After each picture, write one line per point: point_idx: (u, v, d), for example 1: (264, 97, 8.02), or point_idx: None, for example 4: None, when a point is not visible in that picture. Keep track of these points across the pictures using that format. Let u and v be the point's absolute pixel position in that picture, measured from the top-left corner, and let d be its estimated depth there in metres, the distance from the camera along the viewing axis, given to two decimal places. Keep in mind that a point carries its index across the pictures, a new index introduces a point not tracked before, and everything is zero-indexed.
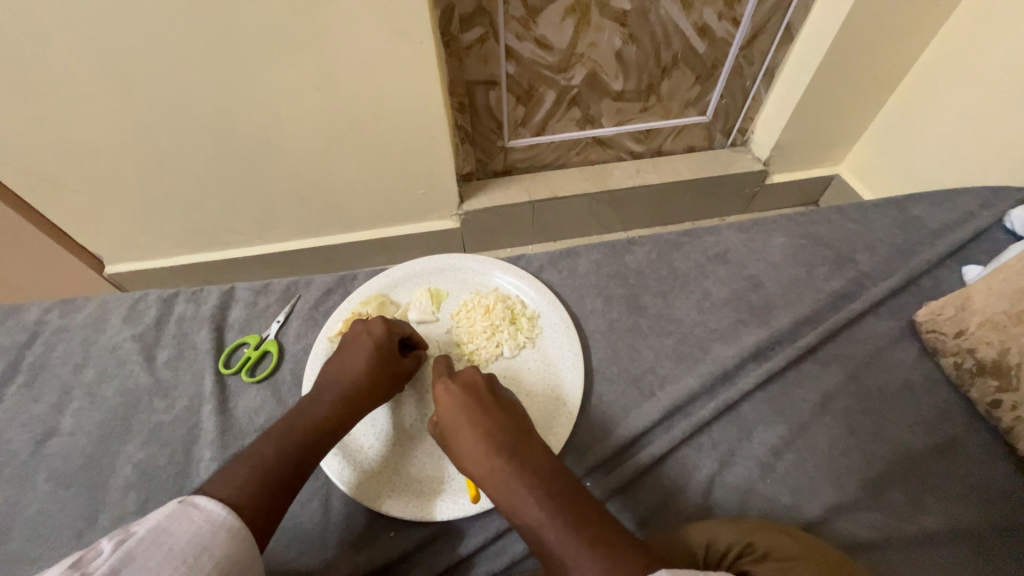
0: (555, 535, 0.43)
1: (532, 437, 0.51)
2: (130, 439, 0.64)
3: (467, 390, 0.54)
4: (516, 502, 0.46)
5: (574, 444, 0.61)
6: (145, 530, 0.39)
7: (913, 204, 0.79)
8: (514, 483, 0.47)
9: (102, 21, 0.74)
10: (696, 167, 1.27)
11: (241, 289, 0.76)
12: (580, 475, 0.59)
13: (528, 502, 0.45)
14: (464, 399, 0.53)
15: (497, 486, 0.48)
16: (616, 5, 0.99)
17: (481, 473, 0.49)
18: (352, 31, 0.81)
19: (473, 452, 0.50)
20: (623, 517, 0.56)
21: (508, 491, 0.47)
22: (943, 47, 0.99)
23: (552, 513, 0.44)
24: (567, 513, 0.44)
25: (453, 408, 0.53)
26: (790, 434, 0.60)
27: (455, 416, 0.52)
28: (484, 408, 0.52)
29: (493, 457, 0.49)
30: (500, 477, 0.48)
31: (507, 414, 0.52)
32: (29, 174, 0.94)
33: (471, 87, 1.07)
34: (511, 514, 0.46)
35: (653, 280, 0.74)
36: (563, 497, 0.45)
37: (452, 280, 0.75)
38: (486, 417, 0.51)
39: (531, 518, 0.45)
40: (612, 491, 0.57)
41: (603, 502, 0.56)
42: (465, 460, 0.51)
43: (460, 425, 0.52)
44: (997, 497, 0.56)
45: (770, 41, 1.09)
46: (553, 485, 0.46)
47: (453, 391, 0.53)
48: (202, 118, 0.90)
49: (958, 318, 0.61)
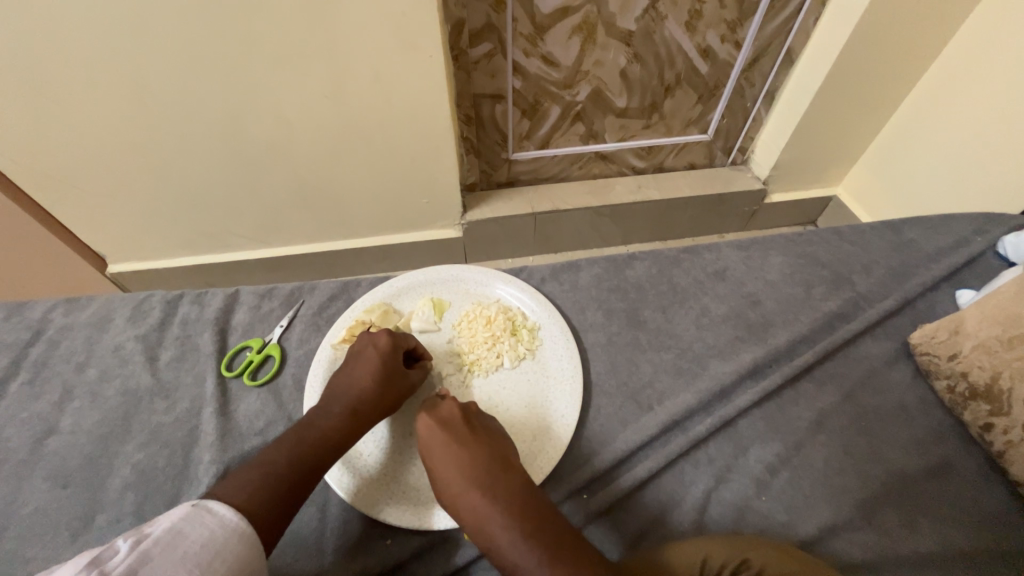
0: (533, 574, 0.45)
1: (510, 468, 0.52)
2: (130, 440, 0.64)
3: (445, 423, 0.54)
4: (493, 539, 0.47)
5: (557, 466, 0.61)
6: (161, 531, 0.40)
7: (909, 227, 0.80)
8: (491, 521, 0.48)
9: (122, 28, 0.76)
10: (697, 184, 1.28)
11: (247, 293, 0.77)
12: (559, 499, 0.59)
13: (506, 540, 0.47)
14: (442, 435, 0.53)
15: (477, 524, 0.49)
16: (622, 25, 1.01)
17: (460, 508, 0.50)
18: (364, 44, 0.83)
19: (451, 487, 0.51)
20: (602, 543, 0.56)
21: (487, 529, 0.48)
22: (940, 75, 1.02)
23: (528, 553, 0.46)
24: (544, 552, 0.45)
25: (431, 445, 0.53)
26: (785, 451, 0.61)
27: (434, 452, 0.53)
28: (462, 444, 0.53)
29: (470, 493, 0.50)
30: (478, 514, 0.49)
31: (484, 446, 0.53)
32: (39, 172, 0.95)
33: (478, 100, 1.08)
34: (493, 553, 0.47)
35: (652, 295, 0.75)
36: (540, 533, 0.47)
37: (455, 290, 0.76)
38: (463, 452, 0.52)
39: (508, 556, 0.46)
40: (592, 516, 0.57)
41: (581, 529, 0.56)
42: (444, 495, 0.52)
43: (439, 463, 0.52)
44: (986, 519, 0.57)
45: (771, 64, 1.11)
46: (529, 521, 0.47)
47: (432, 426, 0.54)
48: (214, 122, 0.91)
49: (951, 341, 0.62)
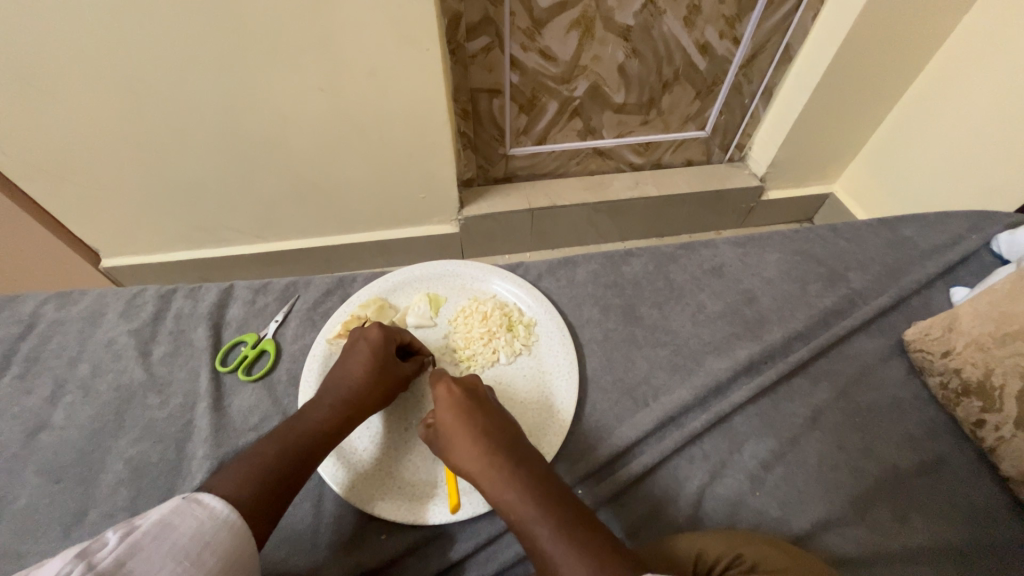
0: (548, 536, 0.44)
1: (525, 442, 0.52)
2: (123, 435, 0.64)
3: (466, 391, 0.54)
4: (509, 503, 0.47)
5: (565, 452, 0.62)
6: (150, 523, 0.39)
7: (905, 225, 0.80)
8: (509, 482, 0.48)
9: (114, 20, 0.75)
10: (694, 181, 1.28)
11: (241, 287, 0.77)
12: (572, 483, 0.59)
13: (524, 503, 0.46)
14: (463, 400, 0.53)
15: (491, 485, 0.48)
16: (621, 20, 1.01)
17: (474, 471, 0.50)
18: (359, 37, 0.83)
19: (468, 450, 0.50)
20: (613, 526, 0.57)
21: (503, 489, 0.47)
22: (937, 72, 1.02)
23: (545, 515, 0.45)
24: (560, 516, 0.45)
25: (451, 409, 0.53)
26: (780, 447, 0.61)
27: (452, 415, 0.53)
28: (481, 411, 0.53)
29: (488, 455, 0.49)
30: (493, 475, 0.48)
31: (501, 418, 0.53)
32: (30, 166, 0.94)
33: (475, 94, 1.08)
34: (506, 514, 0.47)
35: (648, 291, 0.75)
36: (557, 499, 0.46)
37: (451, 285, 0.76)
38: (483, 419, 0.52)
39: (524, 515, 0.46)
40: (603, 500, 0.58)
41: (594, 510, 0.57)
42: (458, 460, 0.51)
43: (457, 426, 0.52)
44: (978, 515, 0.57)
45: (769, 61, 1.11)
46: (546, 488, 0.47)
47: (452, 392, 0.54)
48: (208, 116, 0.91)
49: (945, 338, 0.62)
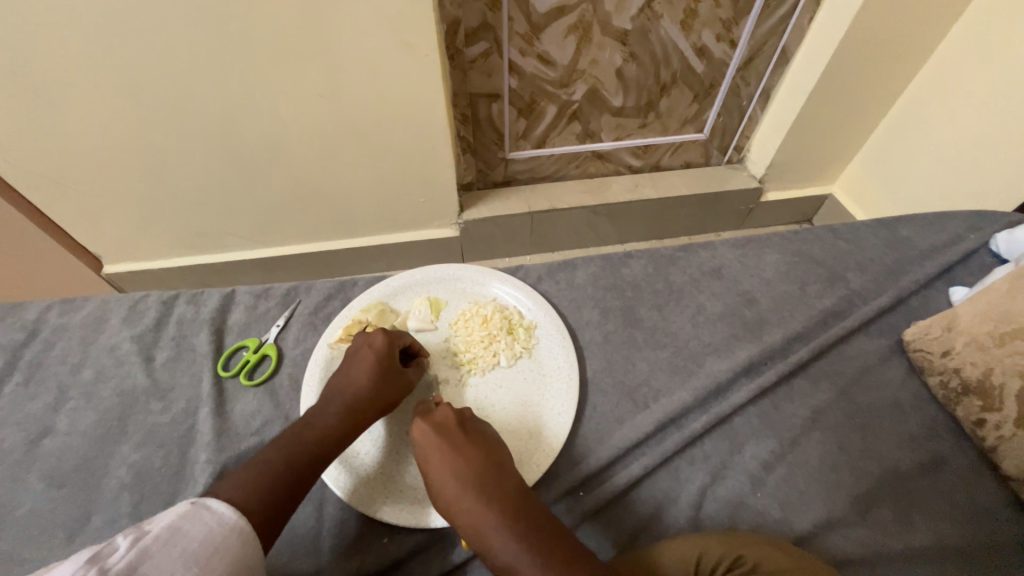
0: (528, 572, 0.45)
1: (503, 472, 0.51)
2: (126, 440, 0.64)
3: (440, 429, 0.54)
4: (487, 542, 0.47)
5: (550, 470, 0.61)
6: (159, 529, 0.40)
7: (904, 225, 0.81)
8: (485, 523, 0.47)
9: (117, 29, 0.76)
10: (693, 183, 1.29)
11: (242, 292, 0.77)
12: (552, 500, 0.58)
13: (502, 541, 0.46)
14: (437, 439, 0.53)
15: (470, 527, 0.48)
16: (618, 24, 1.01)
17: (453, 511, 0.50)
18: (359, 44, 0.83)
19: (445, 490, 0.50)
20: (594, 544, 0.56)
21: (481, 531, 0.48)
22: (934, 73, 1.02)
23: (524, 552, 0.45)
24: (538, 553, 0.45)
25: (426, 450, 0.53)
26: (780, 448, 0.61)
27: (427, 456, 0.52)
28: (455, 447, 0.52)
29: (463, 496, 0.49)
30: (471, 516, 0.48)
31: (479, 448, 0.53)
32: (33, 173, 0.95)
33: (474, 99, 1.08)
34: (487, 555, 0.47)
35: (648, 293, 0.76)
36: (533, 536, 0.46)
37: (451, 289, 0.77)
38: (458, 456, 0.52)
39: (502, 558, 0.46)
40: (586, 515, 0.57)
41: (574, 528, 0.56)
42: (438, 497, 0.51)
43: (433, 467, 0.52)
44: (979, 515, 0.57)
45: (766, 63, 1.12)
46: (522, 524, 0.47)
47: (425, 431, 0.54)
48: (209, 122, 0.91)
49: (944, 338, 0.63)
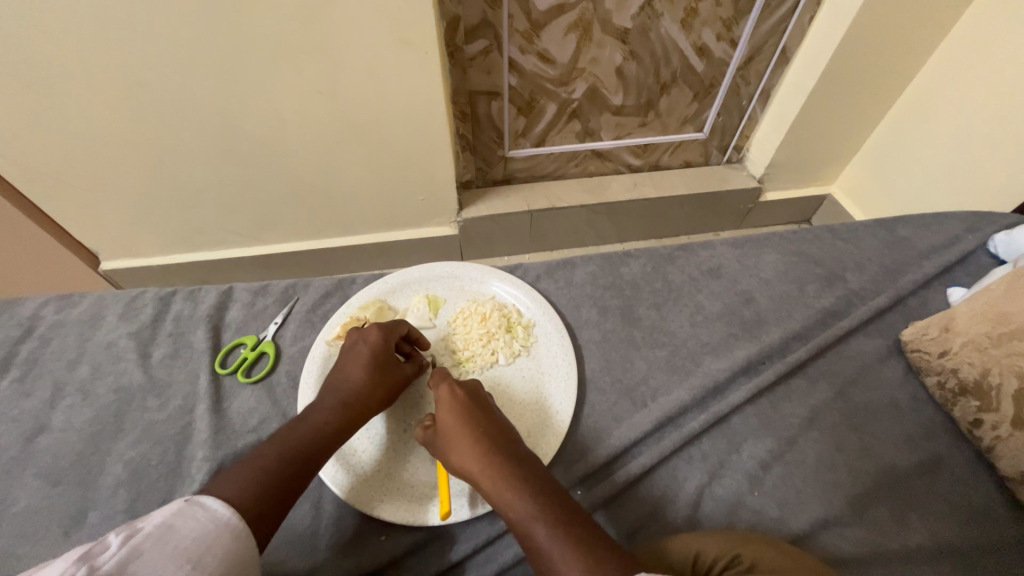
0: (543, 526, 0.45)
1: (522, 443, 0.53)
2: (122, 437, 0.64)
3: (468, 395, 0.55)
4: (506, 496, 0.47)
5: (564, 456, 0.62)
6: (152, 527, 0.40)
7: (902, 225, 0.81)
8: (507, 478, 0.48)
9: (114, 24, 0.76)
10: (692, 182, 1.29)
11: (240, 290, 0.77)
12: (570, 485, 0.59)
13: (521, 494, 0.47)
14: (465, 402, 0.54)
15: (488, 482, 0.49)
16: (618, 23, 1.01)
17: (472, 470, 0.50)
18: (358, 40, 0.83)
19: (467, 447, 0.51)
20: (609, 528, 0.57)
21: (499, 487, 0.48)
22: (934, 74, 1.02)
23: (541, 510, 0.46)
24: (557, 509, 0.46)
25: (451, 412, 0.54)
26: (778, 447, 0.61)
27: (454, 417, 0.54)
28: (482, 412, 0.54)
29: (486, 453, 0.50)
30: (491, 472, 0.49)
31: (501, 420, 0.54)
32: (29, 168, 0.94)
33: (474, 97, 1.08)
34: (503, 510, 0.47)
35: (647, 292, 0.76)
36: (552, 495, 0.47)
37: (449, 286, 0.76)
38: (483, 418, 0.53)
39: (520, 511, 0.46)
40: (600, 502, 0.58)
41: (591, 513, 0.57)
42: (455, 458, 0.52)
43: (457, 426, 0.53)
44: (975, 514, 0.57)
45: (766, 63, 1.12)
46: (543, 484, 0.48)
47: (455, 395, 0.55)
48: (209, 119, 0.91)
49: (942, 338, 0.63)
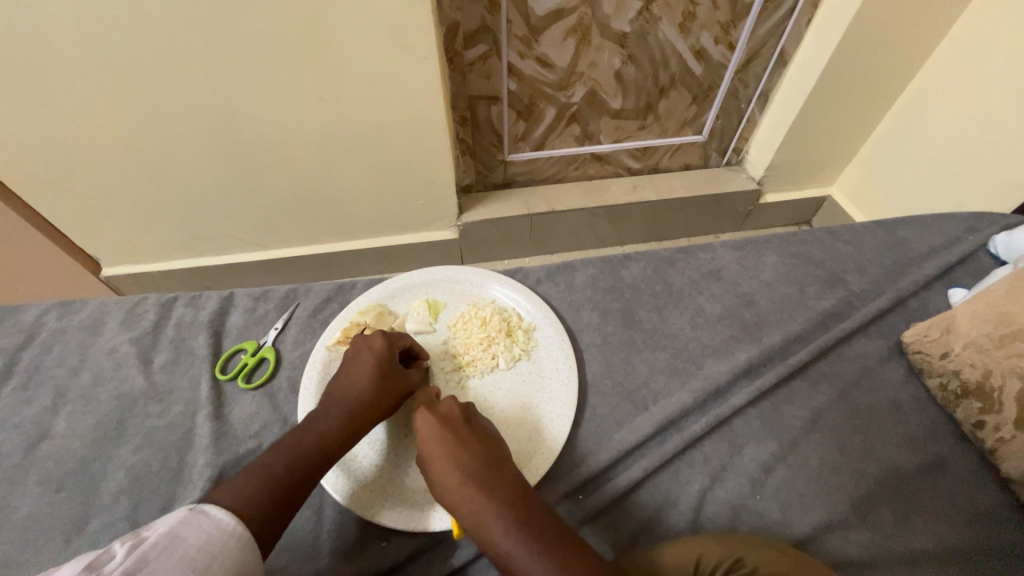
0: (526, 565, 0.45)
1: (504, 465, 0.51)
2: (124, 443, 0.64)
3: (444, 420, 0.53)
4: (489, 532, 0.47)
5: (563, 463, 0.61)
6: (158, 535, 0.40)
7: (903, 226, 0.81)
8: (488, 514, 0.47)
9: (115, 31, 0.76)
10: (692, 184, 1.29)
11: (240, 295, 0.77)
12: (554, 501, 0.58)
13: (504, 532, 0.46)
14: (441, 430, 0.52)
15: (471, 517, 0.48)
16: (616, 27, 1.02)
17: (454, 502, 0.49)
18: (358, 46, 0.83)
19: (447, 480, 0.50)
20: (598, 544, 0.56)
21: (482, 523, 0.47)
22: (931, 75, 1.02)
23: (524, 548, 0.45)
24: (540, 544, 0.45)
25: (427, 442, 0.52)
26: (780, 450, 0.61)
27: (430, 446, 0.52)
28: (460, 438, 0.52)
29: (466, 487, 0.49)
30: (472, 507, 0.48)
31: (482, 441, 0.52)
32: (31, 175, 0.94)
33: (473, 101, 1.09)
34: (488, 546, 0.47)
35: (647, 295, 0.76)
36: (536, 526, 0.47)
37: (449, 290, 0.77)
38: (460, 446, 0.51)
39: (503, 549, 0.46)
40: (586, 518, 0.57)
41: (577, 529, 0.56)
42: (438, 488, 0.51)
43: (435, 457, 0.51)
44: (978, 516, 0.57)
45: (764, 65, 1.12)
46: (525, 516, 0.47)
47: (430, 422, 0.53)
48: (210, 125, 0.91)
49: (943, 339, 0.63)
